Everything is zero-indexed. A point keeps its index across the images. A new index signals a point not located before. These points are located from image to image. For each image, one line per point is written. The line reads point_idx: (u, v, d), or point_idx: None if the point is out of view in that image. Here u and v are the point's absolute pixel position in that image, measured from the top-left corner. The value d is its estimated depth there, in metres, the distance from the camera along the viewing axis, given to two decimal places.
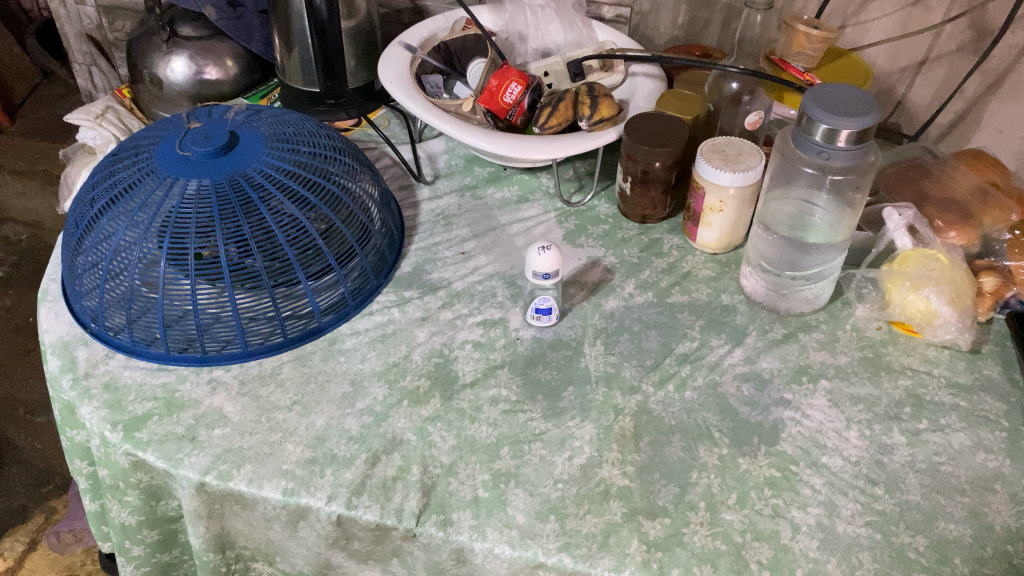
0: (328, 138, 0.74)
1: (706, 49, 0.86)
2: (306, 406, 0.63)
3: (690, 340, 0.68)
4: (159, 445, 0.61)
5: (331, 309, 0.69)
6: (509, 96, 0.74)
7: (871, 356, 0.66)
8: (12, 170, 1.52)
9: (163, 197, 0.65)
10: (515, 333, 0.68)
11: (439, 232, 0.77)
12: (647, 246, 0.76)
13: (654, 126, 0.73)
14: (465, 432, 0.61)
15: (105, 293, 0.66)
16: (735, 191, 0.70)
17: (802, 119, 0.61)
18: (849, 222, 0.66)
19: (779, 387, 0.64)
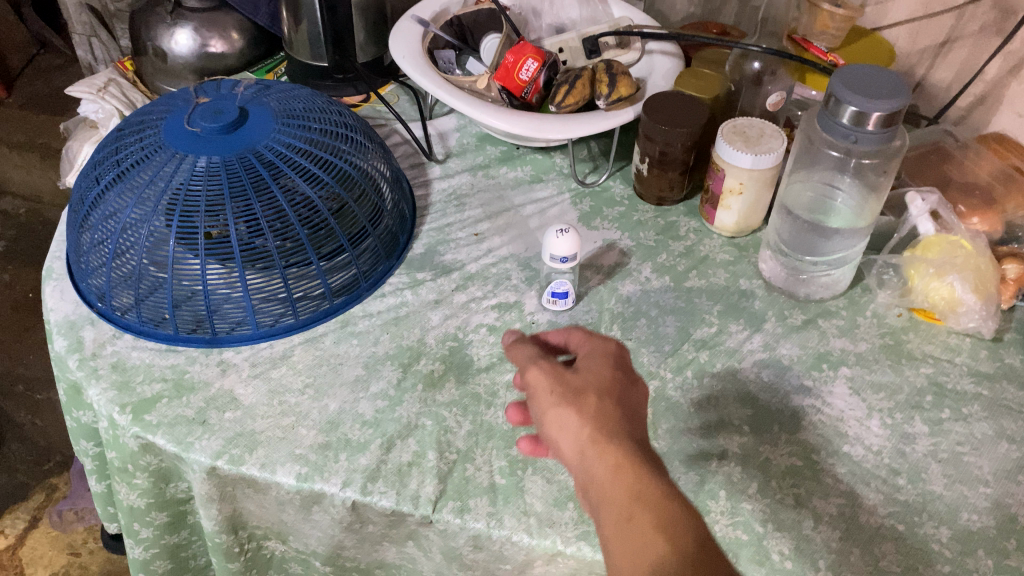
0: (339, 115, 0.73)
1: (723, 27, 0.84)
2: (319, 389, 0.62)
3: (707, 326, 0.67)
4: (169, 428, 0.59)
5: (344, 290, 0.68)
6: (525, 73, 0.72)
7: (892, 344, 0.65)
8: (11, 143, 1.50)
9: (171, 174, 0.64)
10: (530, 317, 0.67)
11: (451, 213, 0.76)
12: (664, 229, 0.75)
13: (673, 106, 0.72)
14: (482, 417, 0.60)
15: (112, 272, 0.65)
16: (755, 173, 0.68)
17: (829, 101, 0.60)
18: (873, 207, 0.65)
19: (799, 374, 0.63)
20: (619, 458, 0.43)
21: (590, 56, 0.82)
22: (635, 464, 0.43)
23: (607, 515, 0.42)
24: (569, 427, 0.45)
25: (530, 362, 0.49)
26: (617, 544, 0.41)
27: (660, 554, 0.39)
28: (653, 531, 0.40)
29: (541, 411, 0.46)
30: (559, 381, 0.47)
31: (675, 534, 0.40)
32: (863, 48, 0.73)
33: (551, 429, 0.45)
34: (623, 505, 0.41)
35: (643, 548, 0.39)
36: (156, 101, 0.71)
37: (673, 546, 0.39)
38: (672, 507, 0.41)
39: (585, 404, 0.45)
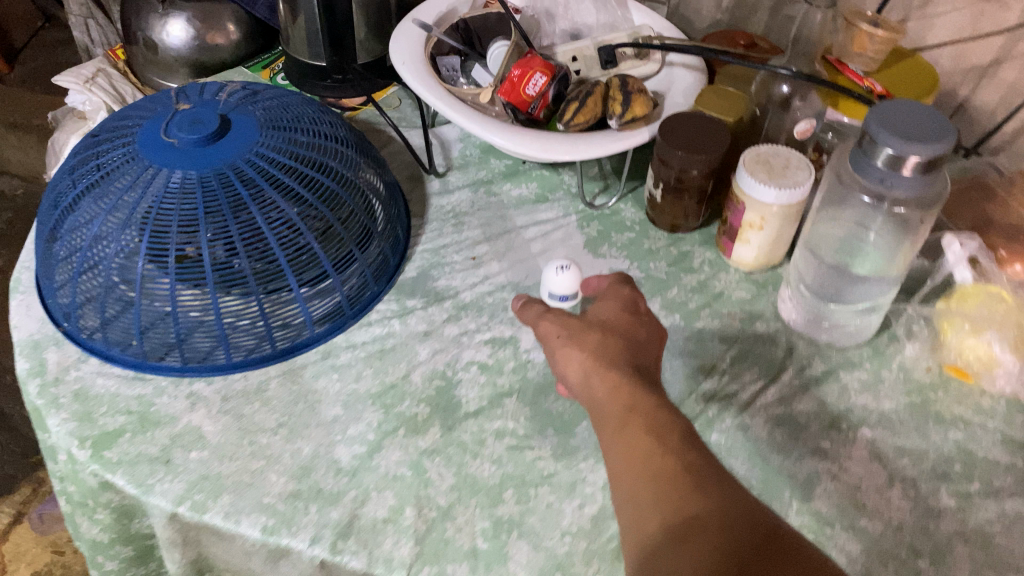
0: (331, 127, 0.68)
1: (751, 37, 0.78)
2: (293, 430, 0.57)
3: (718, 374, 0.61)
4: (130, 467, 0.55)
5: (326, 318, 0.63)
6: (532, 88, 0.67)
7: (918, 403, 0.60)
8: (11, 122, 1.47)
9: (142, 188, 0.59)
10: (526, 355, 0.62)
11: (448, 233, 0.71)
12: (676, 259, 0.70)
13: (692, 129, 0.66)
14: (466, 469, 0.55)
15: (77, 291, 0.60)
16: (778, 208, 0.63)
17: (864, 139, 0.54)
18: (906, 252, 0.59)
19: (815, 434, 0.58)
20: (618, 382, 0.49)
21: (606, 67, 0.76)
22: (631, 389, 0.49)
23: (608, 427, 0.48)
24: (577, 364, 0.52)
25: (545, 318, 0.56)
26: (618, 447, 0.46)
27: (649, 447, 0.45)
28: (644, 434, 0.46)
29: (559, 356, 0.53)
30: (581, 327, 0.54)
31: (666, 435, 0.46)
32: (903, 72, 0.67)
33: (561, 363, 0.53)
34: (623, 417, 0.47)
35: (642, 452, 0.45)
36: (135, 106, 0.66)
37: (667, 447, 0.45)
38: (667, 419, 0.47)
39: (592, 343, 0.52)
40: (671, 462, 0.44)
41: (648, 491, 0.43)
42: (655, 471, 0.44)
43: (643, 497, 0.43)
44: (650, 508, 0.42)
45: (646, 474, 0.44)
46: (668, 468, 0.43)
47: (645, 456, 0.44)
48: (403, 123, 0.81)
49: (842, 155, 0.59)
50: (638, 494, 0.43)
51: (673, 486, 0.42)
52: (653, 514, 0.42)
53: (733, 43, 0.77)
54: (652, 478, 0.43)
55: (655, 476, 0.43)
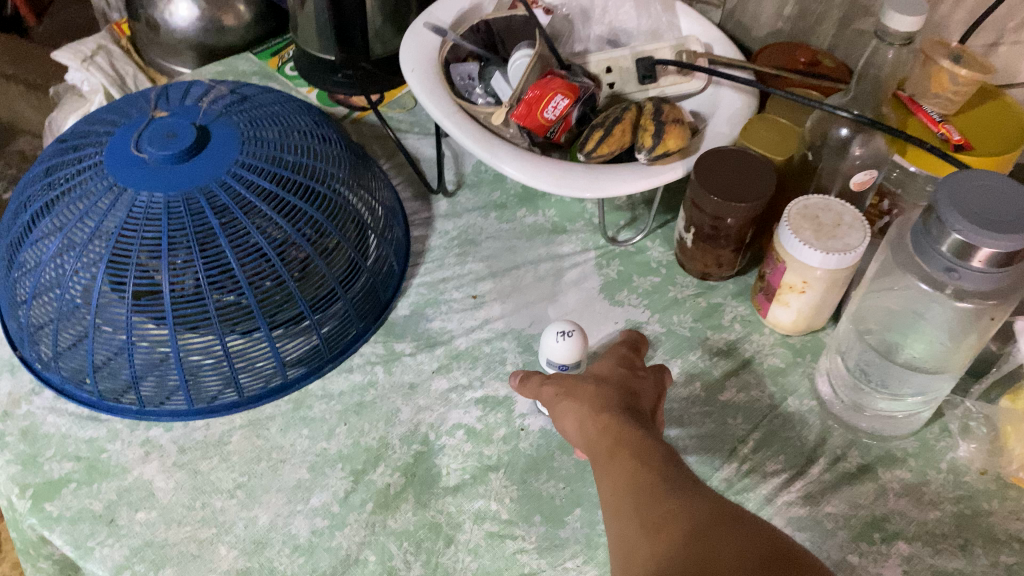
0: (324, 142, 0.60)
1: (814, 53, 0.68)
2: (251, 494, 0.52)
3: (737, 462, 0.54)
4: (69, 525, 0.50)
5: (301, 362, 0.58)
6: (552, 111, 0.59)
7: (967, 515, 0.51)
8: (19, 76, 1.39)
9: (102, 210, 0.53)
10: (520, 421, 0.55)
11: (450, 265, 0.65)
12: (704, 313, 0.62)
13: (732, 171, 0.57)
14: (437, 559, 0.49)
15: (31, 316, 0.55)
16: (823, 273, 0.54)
17: (930, 217, 0.45)
18: (971, 343, 0.49)
19: (842, 545, 0.50)
20: (608, 420, 0.45)
21: (644, 82, 0.66)
22: (622, 425, 0.44)
23: (597, 462, 0.43)
24: (569, 418, 0.47)
25: (545, 377, 0.51)
26: (603, 473, 0.42)
27: (630, 464, 0.41)
28: (627, 452, 0.42)
29: (556, 411, 0.48)
30: (576, 379, 0.49)
31: (650, 454, 0.41)
32: (988, 113, 0.57)
33: (561, 425, 0.48)
34: (609, 445, 0.43)
35: (623, 471, 0.41)
36: (112, 110, 0.60)
37: (650, 463, 0.41)
38: (653, 439, 0.43)
39: (583, 389, 0.48)
40: (653, 476, 0.40)
41: (630, 504, 0.39)
42: (636, 483, 0.39)
43: (624, 511, 0.39)
44: (631, 519, 0.38)
45: (629, 489, 0.39)
46: (650, 479, 0.39)
47: (627, 475, 0.40)
48: (415, 128, 0.75)
49: (907, 227, 0.50)
50: (620, 509, 0.39)
51: (653, 493, 0.39)
52: (633, 523, 0.38)
53: (792, 61, 0.67)
54: (634, 492, 0.39)
55: (637, 487, 0.39)
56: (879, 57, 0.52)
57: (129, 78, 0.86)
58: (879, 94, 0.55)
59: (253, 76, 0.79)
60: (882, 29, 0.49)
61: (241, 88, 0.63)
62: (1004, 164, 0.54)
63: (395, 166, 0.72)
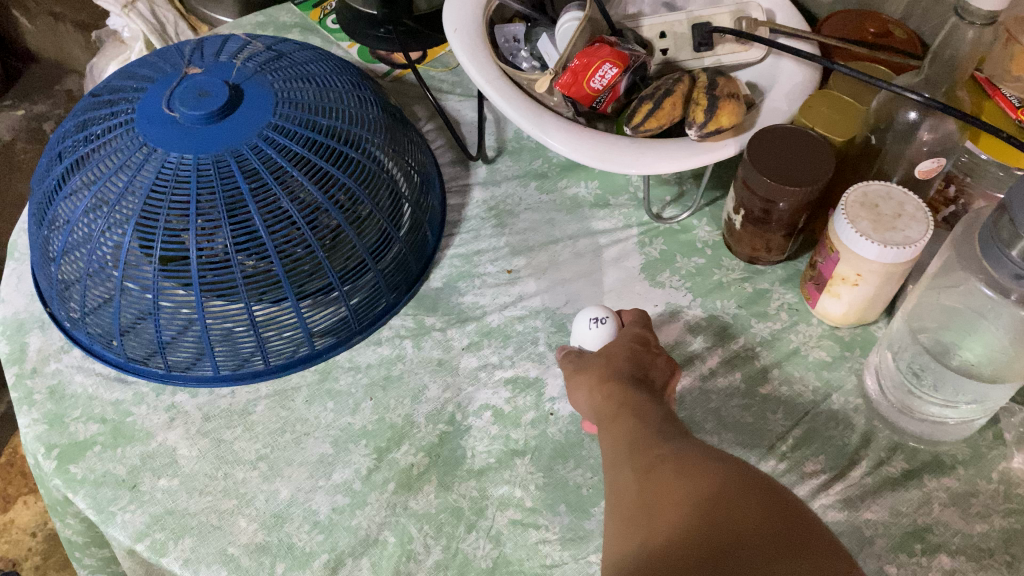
0: (360, 104, 0.57)
1: (884, 22, 0.63)
2: (273, 466, 0.51)
3: (774, 460, 0.52)
4: (93, 488, 0.50)
5: (328, 332, 0.57)
6: (599, 80, 0.56)
7: (1017, 531, 0.48)
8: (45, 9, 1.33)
9: (133, 166, 0.51)
10: (550, 405, 0.54)
11: (486, 237, 0.63)
12: (749, 299, 0.59)
13: (788, 153, 0.53)
14: (458, 544, 0.48)
15: (61, 273, 0.54)
16: (879, 267, 0.50)
17: (1001, 218, 0.41)
18: None
19: (881, 555, 0.48)
20: (613, 388, 0.44)
21: (698, 50, 0.62)
22: (627, 392, 0.43)
23: (601, 426, 0.42)
24: (580, 391, 0.47)
25: (567, 355, 0.51)
26: (604, 435, 0.41)
27: (629, 424, 0.40)
28: (629, 412, 0.41)
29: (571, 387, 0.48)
30: (589, 355, 0.49)
31: (650, 415, 0.41)
32: None
33: (576, 400, 0.47)
34: (612, 410, 0.43)
35: (622, 430, 0.40)
36: (145, 64, 0.58)
37: (648, 421, 0.40)
38: (653, 401, 0.42)
39: (592, 362, 0.47)
40: (650, 430, 0.39)
41: (625, 455, 0.38)
42: (633, 437, 0.39)
43: (620, 463, 0.38)
44: (625, 468, 0.37)
45: (626, 443, 0.39)
46: (647, 432, 0.39)
47: (624, 432, 0.40)
48: (457, 89, 0.72)
49: (976, 224, 0.46)
50: (616, 462, 0.38)
51: (647, 443, 0.38)
52: (626, 471, 0.37)
53: (859, 31, 0.63)
54: (629, 445, 0.39)
55: (633, 440, 0.39)
56: (957, 37, 0.48)
57: (171, 26, 0.84)
58: (955, 77, 0.50)
59: (294, 28, 0.77)
60: (962, 6, 0.45)
61: (279, 44, 0.61)
62: None
63: (435, 129, 0.69)
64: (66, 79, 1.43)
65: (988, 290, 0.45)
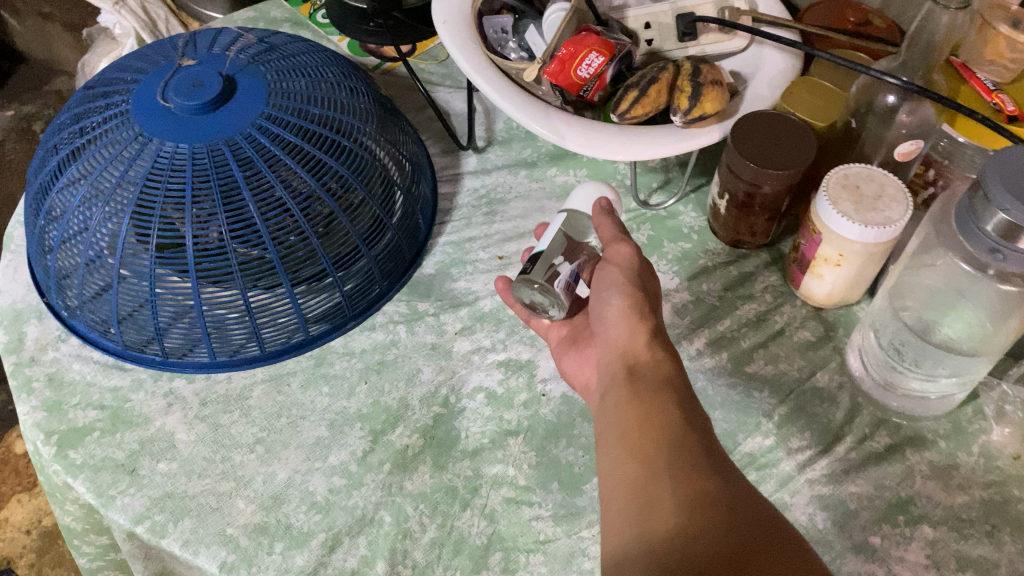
0: (352, 94, 0.58)
1: (864, 12, 0.64)
2: (270, 449, 0.52)
3: (761, 436, 0.53)
4: (93, 473, 0.51)
5: (323, 318, 0.58)
6: (586, 69, 0.57)
7: (997, 501, 0.50)
8: (37, 11, 1.34)
9: (129, 157, 0.52)
10: (542, 386, 0.55)
11: (477, 224, 0.64)
12: (734, 283, 0.61)
13: (770, 138, 0.55)
14: (453, 522, 0.49)
15: (58, 263, 0.55)
16: (860, 247, 0.52)
17: (977, 193, 0.42)
18: (1014, 325, 0.47)
19: (865, 526, 0.49)
20: (662, 351, 0.45)
21: (682, 40, 0.63)
22: (674, 374, 0.43)
23: (632, 389, 0.42)
24: (621, 312, 0.46)
25: (617, 234, 0.50)
26: (636, 409, 0.41)
27: (670, 421, 0.40)
28: (672, 404, 0.41)
29: (609, 290, 0.47)
30: (637, 266, 0.48)
31: (693, 416, 0.40)
32: None
33: (603, 301, 0.47)
34: (650, 383, 0.42)
35: (659, 427, 0.39)
36: (140, 57, 0.59)
37: (690, 423, 0.40)
38: (689, 393, 0.42)
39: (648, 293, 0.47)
40: (693, 441, 0.39)
41: (664, 459, 0.37)
42: (671, 438, 0.39)
43: (655, 467, 0.37)
44: (660, 478, 0.37)
45: (665, 445, 0.38)
46: (689, 443, 0.38)
47: (663, 431, 0.39)
48: (446, 81, 0.73)
49: (952, 201, 0.48)
50: (647, 456, 0.38)
51: (691, 460, 0.37)
52: (663, 483, 0.36)
53: (840, 20, 0.64)
54: (672, 451, 0.38)
55: (676, 447, 0.38)
56: (933, 21, 0.49)
57: (162, 22, 0.85)
58: (932, 61, 0.52)
59: (285, 23, 0.79)
60: None
61: (270, 36, 0.62)
62: None
63: (425, 120, 0.71)
64: (55, 79, 1.43)
65: (966, 266, 0.47)
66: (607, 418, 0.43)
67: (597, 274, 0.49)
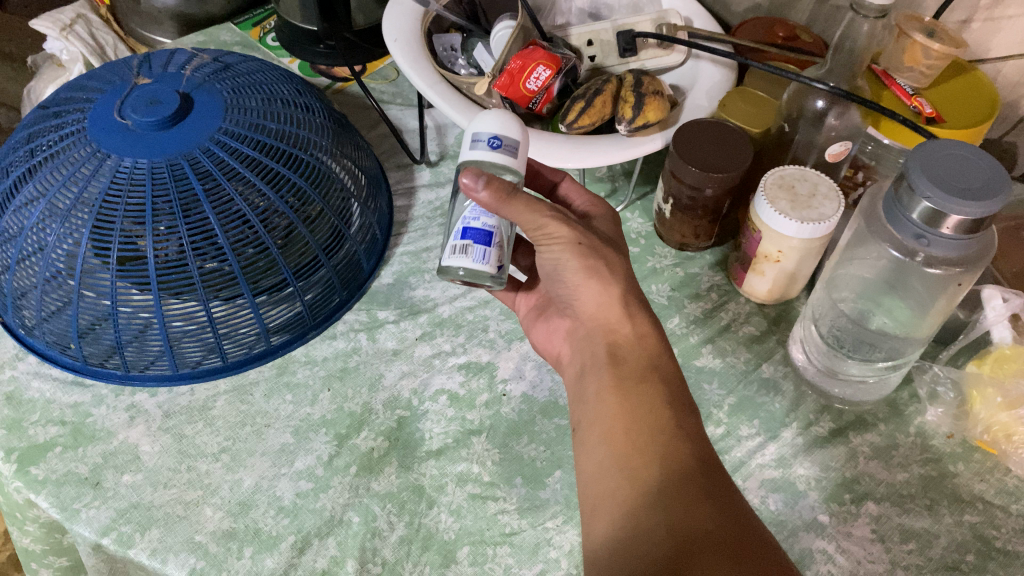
0: (307, 111, 0.60)
1: (792, 28, 0.68)
2: (235, 458, 0.53)
3: (712, 426, 0.56)
4: (55, 488, 0.50)
5: (285, 327, 0.59)
6: (534, 82, 0.60)
7: (934, 477, 0.53)
8: None
9: (85, 176, 0.52)
10: (502, 386, 0.57)
11: (433, 235, 0.67)
12: (682, 283, 0.64)
13: (711, 144, 0.57)
14: (420, 519, 0.50)
15: (14, 283, 0.54)
16: (797, 243, 0.55)
17: (901, 185, 0.45)
18: (942, 305, 0.51)
19: (814, 505, 0.51)
20: (639, 325, 0.48)
21: (624, 55, 0.66)
22: (663, 370, 0.46)
23: (616, 381, 0.45)
24: (577, 280, 0.48)
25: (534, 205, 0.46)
26: (620, 407, 0.44)
27: (660, 430, 0.42)
28: (660, 405, 0.43)
29: (568, 271, 0.48)
30: (572, 234, 0.47)
31: (687, 426, 0.43)
32: (960, 88, 0.58)
33: (566, 277, 0.49)
34: (632, 370, 0.45)
35: (647, 435, 0.42)
36: (94, 77, 0.59)
37: (683, 434, 0.42)
38: (670, 382, 0.45)
39: (599, 253, 0.48)
40: (686, 457, 0.41)
41: (655, 480, 0.39)
42: (663, 454, 0.41)
43: (645, 486, 0.39)
44: (653, 501, 0.39)
45: (654, 460, 0.40)
46: (683, 460, 0.41)
47: (650, 442, 0.41)
48: (397, 99, 0.76)
49: (880, 195, 0.51)
50: (637, 472, 0.40)
51: (682, 479, 0.39)
52: (655, 509, 0.38)
53: (770, 35, 0.67)
54: (663, 468, 0.40)
55: (666, 463, 0.40)
56: (854, 30, 0.53)
57: (109, 47, 0.88)
58: (854, 67, 0.56)
59: (235, 46, 0.81)
60: (857, 1, 0.50)
61: (225, 56, 0.63)
62: (976, 135, 0.55)
63: (378, 135, 0.73)
64: None
65: (894, 253, 0.50)
66: (586, 404, 0.46)
67: (549, 252, 0.48)
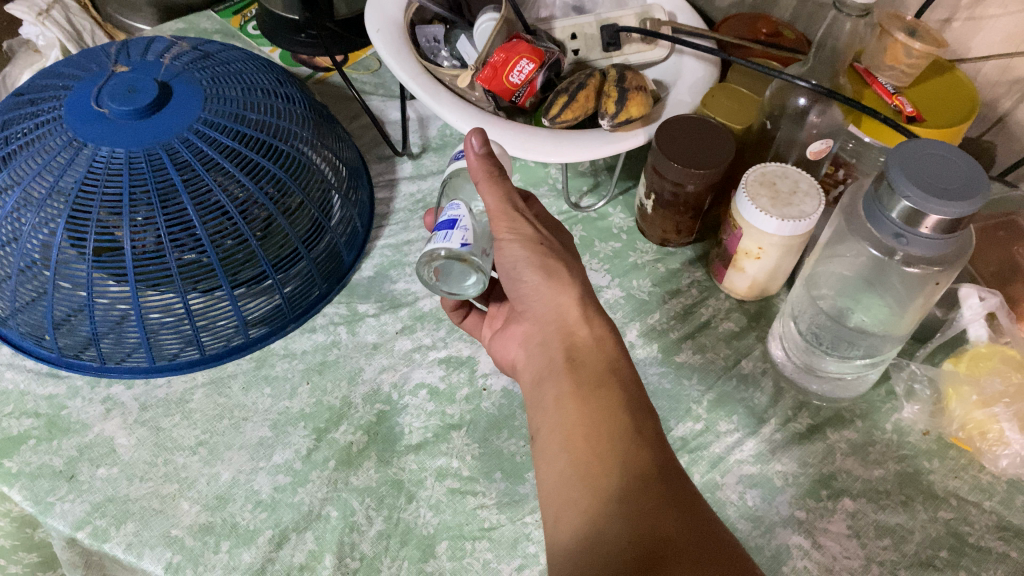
0: (287, 100, 0.59)
1: (775, 24, 0.68)
2: (213, 451, 0.52)
3: (692, 421, 0.56)
4: (29, 481, 0.50)
5: (263, 320, 0.58)
6: (517, 75, 0.60)
7: (909, 473, 0.53)
8: None
9: (60, 165, 0.51)
10: (483, 381, 0.57)
11: (414, 228, 0.66)
12: (663, 278, 0.65)
13: (693, 138, 0.57)
14: (399, 514, 0.50)
15: None
16: (778, 239, 0.55)
17: (882, 184, 0.45)
18: (920, 305, 0.51)
19: (791, 501, 0.52)
20: (598, 325, 0.48)
21: (607, 49, 0.66)
22: (623, 372, 0.46)
23: (576, 385, 0.45)
24: (539, 284, 0.49)
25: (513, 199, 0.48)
26: (580, 415, 0.43)
27: (620, 435, 0.42)
28: (619, 409, 0.43)
29: (522, 268, 0.49)
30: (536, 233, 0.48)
31: (646, 430, 0.43)
32: (941, 87, 0.58)
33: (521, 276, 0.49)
34: (592, 374, 0.45)
35: (606, 443, 0.42)
36: (71, 64, 0.58)
37: (643, 439, 0.42)
38: (628, 382, 0.45)
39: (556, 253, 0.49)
40: (647, 463, 0.41)
41: (615, 489, 0.39)
42: (622, 461, 0.40)
43: (605, 496, 0.39)
44: (613, 513, 0.38)
45: (615, 467, 0.40)
46: (644, 467, 0.40)
47: (610, 451, 0.41)
48: (379, 90, 0.75)
49: (860, 195, 0.51)
50: (595, 482, 0.40)
51: (642, 486, 0.39)
52: (615, 521, 0.38)
53: (753, 31, 0.68)
54: (623, 479, 0.40)
55: (628, 473, 0.40)
56: (837, 28, 0.53)
57: (86, 34, 0.87)
58: (837, 65, 0.56)
59: (215, 34, 0.80)
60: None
61: (204, 45, 0.62)
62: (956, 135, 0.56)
63: (360, 127, 0.72)
64: None
65: (873, 252, 0.50)
66: (545, 410, 0.46)
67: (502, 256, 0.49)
